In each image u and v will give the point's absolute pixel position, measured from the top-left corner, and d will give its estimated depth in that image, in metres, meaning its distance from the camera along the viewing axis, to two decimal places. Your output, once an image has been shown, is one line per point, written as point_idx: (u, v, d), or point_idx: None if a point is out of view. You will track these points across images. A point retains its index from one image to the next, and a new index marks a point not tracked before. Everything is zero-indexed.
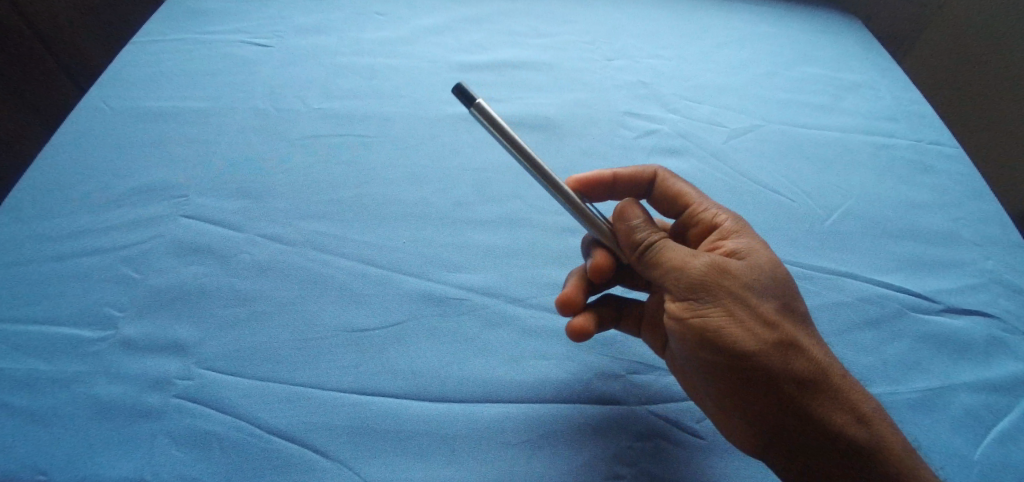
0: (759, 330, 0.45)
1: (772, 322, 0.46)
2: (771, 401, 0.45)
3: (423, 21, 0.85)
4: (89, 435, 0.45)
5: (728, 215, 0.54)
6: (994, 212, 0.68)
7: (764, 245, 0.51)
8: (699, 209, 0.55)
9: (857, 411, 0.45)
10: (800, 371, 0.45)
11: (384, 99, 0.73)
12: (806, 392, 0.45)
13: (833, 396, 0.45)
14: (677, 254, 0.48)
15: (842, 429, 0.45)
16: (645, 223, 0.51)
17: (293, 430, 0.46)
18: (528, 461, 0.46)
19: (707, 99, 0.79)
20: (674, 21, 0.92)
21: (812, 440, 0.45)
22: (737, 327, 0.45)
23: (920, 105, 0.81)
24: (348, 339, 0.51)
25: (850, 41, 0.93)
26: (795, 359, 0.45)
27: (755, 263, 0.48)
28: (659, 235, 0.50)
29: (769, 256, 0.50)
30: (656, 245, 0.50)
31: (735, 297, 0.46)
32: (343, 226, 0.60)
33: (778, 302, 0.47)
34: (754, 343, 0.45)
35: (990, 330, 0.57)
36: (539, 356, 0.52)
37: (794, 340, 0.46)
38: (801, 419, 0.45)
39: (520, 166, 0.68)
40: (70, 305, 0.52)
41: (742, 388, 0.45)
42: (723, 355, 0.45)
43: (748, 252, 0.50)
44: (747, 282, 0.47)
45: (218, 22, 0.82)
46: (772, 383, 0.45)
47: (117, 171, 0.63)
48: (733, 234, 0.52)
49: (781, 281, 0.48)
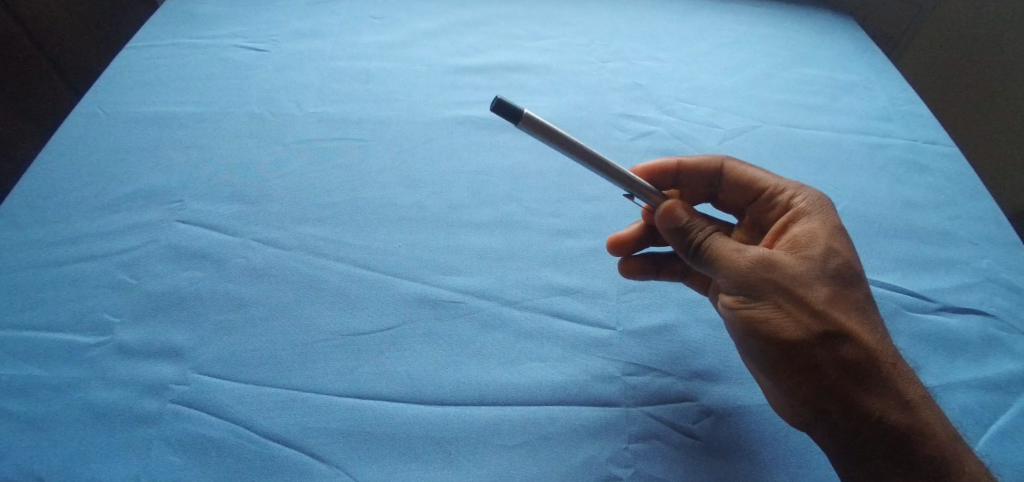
0: (805, 320, 0.46)
1: (821, 312, 0.46)
2: (816, 387, 0.46)
3: (419, 25, 0.86)
4: (85, 440, 0.46)
5: (802, 199, 0.54)
6: (990, 211, 0.68)
7: (826, 232, 0.50)
8: (774, 191, 0.56)
9: (904, 398, 0.45)
10: (848, 359, 0.45)
11: (379, 103, 0.74)
12: (852, 381, 0.45)
13: (880, 383, 0.45)
14: (725, 247, 0.49)
15: (885, 415, 0.45)
16: (692, 222, 0.52)
17: (290, 434, 0.46)
18: (525, 463, 0.46)
19: (703, 100, 0.79)
20: (669, 22, 0.92)
21: (857, 427, 0.45)
22: (783, 317, 0.46)
23: (915, 105, 0.82)
24: (344, 343, 0.52)
25: (846, 41, 0.93)
26: (843, 348, 0.45)
27: (808, 254, 0.49)
28: (706, 231, 0.51)
29: (829, 244, 0.49)
30: (703, 244, 0.50)
31: (783, 287, 0.46)
32: (339, 231, 0.60)
33: (828, 290, 0.47)
34: (799, 333, 0.45)
35: (987, 329, 0.57)
36: (536, 358, 0.52)
37: (843, 330, 0.46)
38: (847, 407, 0.45)
39: (516, 169, 0.68)
40: (66, 311, 0.52)
41: (788, 373, 0.47)
42: (769, 342, 0.47)
43: (805, 243, 0.50)
44: (796, 273, 0.47)
45: (213, 27, 0.82)
46: (818, 369, 0.46)
47: (113, 176, 0.63)
48: (802, 220, 0.52)
49: (836, 270, 0.48)
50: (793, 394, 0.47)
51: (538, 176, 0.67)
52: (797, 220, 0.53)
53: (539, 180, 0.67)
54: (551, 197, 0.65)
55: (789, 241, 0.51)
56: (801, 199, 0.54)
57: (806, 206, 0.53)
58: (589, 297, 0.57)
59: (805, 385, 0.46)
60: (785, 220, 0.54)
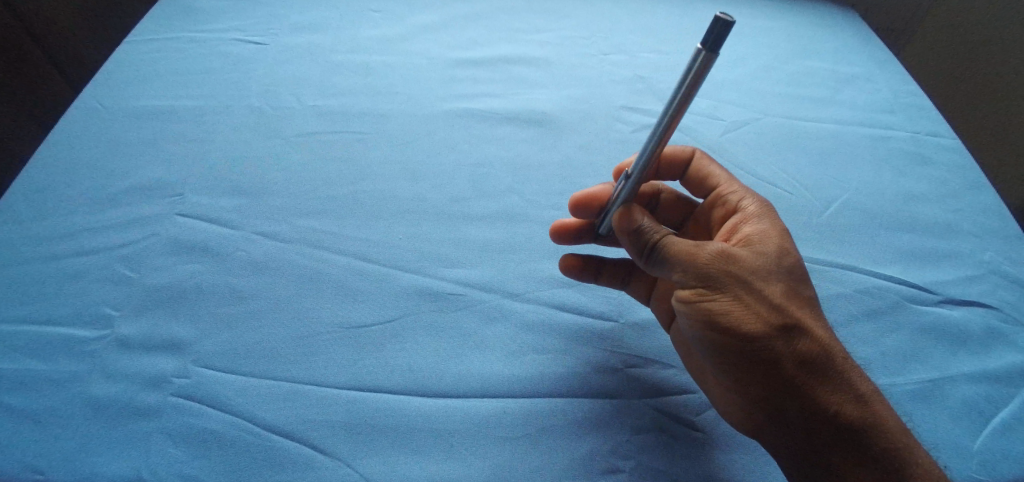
0: (765, 313, 0.46)
1: (779, 306, 0.46)
2: (772, 381, 0.46)
3: (419, 18, 0.85)
4: (86, 433, 0.45)
5: (750, 200, 0.54)
6: (992, 204, 0.68)
7: (777, 230, 0.51)
8: (725, 192, 0.56)
9: (861, 393, 0.45)
10: (804, 352, 0.46)
11: (379, 96, 0.73)
12: (807, 377, 0.46)
13: (837, 378, 0.46)
14: (684, 244, 0.48)
15: (843, 409, 0.45)
16: (647, 224, 0.50)
17: (290, 427, 0.46)
18: (527, 456, 0.46)
19: (704, 93, 0.78)
20: (670, 15, 0.91)
21: (813, 422, 0.45)
22: (743, 310, 0.46)
23: (918, 98, 0.81)
24: (345, 336, 0.51)
25: (848, 33, 0.92)
26: (800, 342, 0.46)
27: (763, 251, 0.49)
28: (663, 232, 0.50)
29: (781, 243, 0.50)
30: (661, 245, 0.49)
31: (742, 280, 0.47)
32: (340, 223, 0.60)
33: (783, 286, 0.48)
34: (759, 326, 0.46)
35: (989, 321, 0.57)
36: (537, 350, 0.52)
37: (799, 324, 0.46)
38: (804, 403, 0.45)
39: (517, 162, 0.67)
40: (67, 305, 0.52)
41: (746, 369, 0.46)
42: (727, 337, 0.46)
43: (759, 240, 0.50)
44: (754, 267, 0.48)
45: (212, 20, 0.82)
46: (777, 364, 0.46)
47: (112, 170, 0.63)
48: (753, 219, 0.53)
49: (790, 267, 0.49)
50: (749, 392, 0.46)
51: (538, 169, 0.67)
52: (747, 219, 0.53)
53: (540, 173, 0.67)
54: (551, 190, 0.65)
55: (742, 239, 0.51)
56: (751, 201, 0.54)
57: (755, 207, 0.54)
58: (589, 289, 0.57)
59: (763, 381, 0.46)
60: (736, 220, 0.54)
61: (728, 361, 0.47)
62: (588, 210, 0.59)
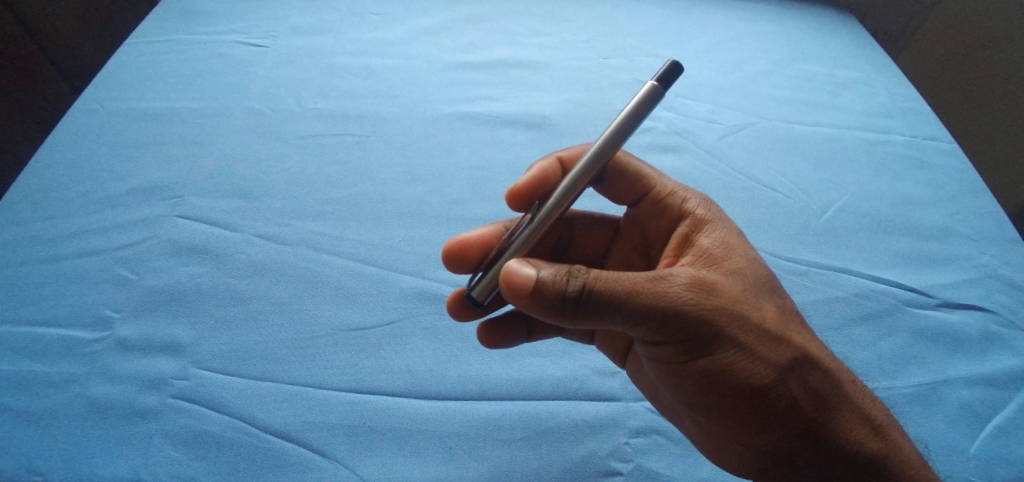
0: (767, 355, 0.43)
1: (777, 339, 0.44)
2: (786, 426, 0.44)
3: (419, 21, 0.86)
4: (85, 434, 0.46)
5: (696, 203, 0.53)
6: (989, 208, 0.68)
7: (732, 236, 0.50)
8: (666, 196, 0.55)
9: (870, 417, 0.45)
10: (808, 385, 0.44)
11: (381, 99, 0.73)
12: (824, 415, 0.44)
13: (852, 409, 0.45)
14: (655, 287, 0.41)
15: (865, 445, 0.44)
16: (574, 277, 0.41)
17: (290, 428, 0.46)
18: (526, 457, 0.46)
19: (703, 96, 0.79)
20: (668, 20, 0.92)
21: (843, 464, 0.44)
22: (746, 358, 0.43)
23: (915, 102, 0.82)
24: (346, 338, 0.52)
25: (846, 38, 0.93)
26: (801, 373, 0.44)
27: (732, 268, 0.47)
28: (607, 281, 0.40)
29: (743, 253, 0.48)
30: (616, 301, 0.40)
31: (724, 309, 0.42)
32: (340, 226, 0.60)
33: (769, 307, 0.45)
34: (764, 372, 0.43)
35: (986, 324, 0.57)
36: (536, 354, 0.52)
37: (797, 354, 0.44)
38: (825, 443, 0.44)
39: (516, 165, 0.68)
40: (67, 305, 0.52)
41: (757, 418, 0.44)
42: (714, 379, 0.44)
43: (724, 254, 0.48)
44: (736, 294, 0.44)
45: (213, 23, 0.82)
46: (787, 408, 0.43)
47: (113, 172, 0.63)
48: (705, 229, 0.50)
49: (760, 279, 0.47)
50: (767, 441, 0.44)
51: None
52: (700, 228, 0.51)
53: None
54: None
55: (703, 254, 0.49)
56: (699, 206, 0.53)
57: (703, 211, 0.52)
58: None
59: (777, 429, 0.44)
60: (688, 229, 0.51)
61: (731, 410, 0.44)
62: (461, 263, 0.53)
